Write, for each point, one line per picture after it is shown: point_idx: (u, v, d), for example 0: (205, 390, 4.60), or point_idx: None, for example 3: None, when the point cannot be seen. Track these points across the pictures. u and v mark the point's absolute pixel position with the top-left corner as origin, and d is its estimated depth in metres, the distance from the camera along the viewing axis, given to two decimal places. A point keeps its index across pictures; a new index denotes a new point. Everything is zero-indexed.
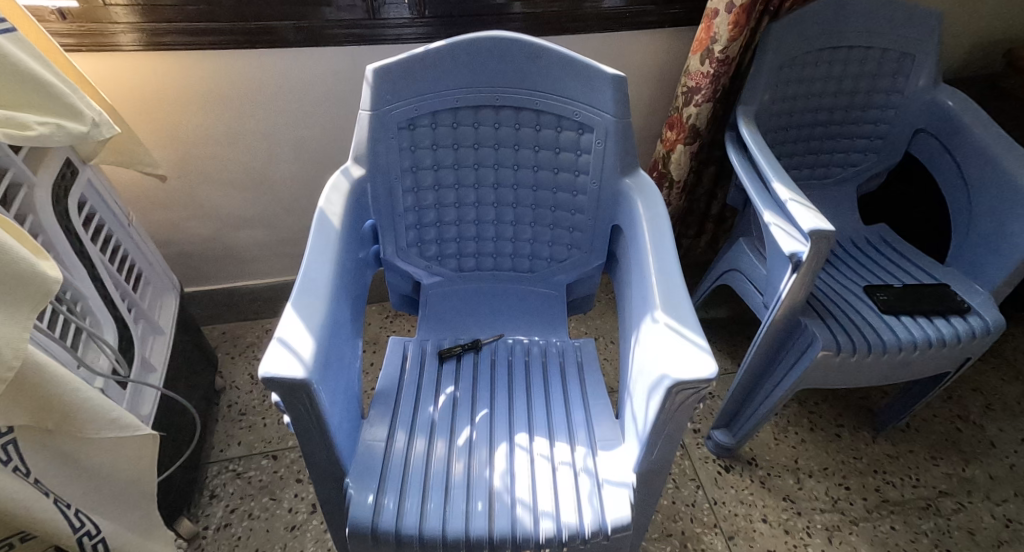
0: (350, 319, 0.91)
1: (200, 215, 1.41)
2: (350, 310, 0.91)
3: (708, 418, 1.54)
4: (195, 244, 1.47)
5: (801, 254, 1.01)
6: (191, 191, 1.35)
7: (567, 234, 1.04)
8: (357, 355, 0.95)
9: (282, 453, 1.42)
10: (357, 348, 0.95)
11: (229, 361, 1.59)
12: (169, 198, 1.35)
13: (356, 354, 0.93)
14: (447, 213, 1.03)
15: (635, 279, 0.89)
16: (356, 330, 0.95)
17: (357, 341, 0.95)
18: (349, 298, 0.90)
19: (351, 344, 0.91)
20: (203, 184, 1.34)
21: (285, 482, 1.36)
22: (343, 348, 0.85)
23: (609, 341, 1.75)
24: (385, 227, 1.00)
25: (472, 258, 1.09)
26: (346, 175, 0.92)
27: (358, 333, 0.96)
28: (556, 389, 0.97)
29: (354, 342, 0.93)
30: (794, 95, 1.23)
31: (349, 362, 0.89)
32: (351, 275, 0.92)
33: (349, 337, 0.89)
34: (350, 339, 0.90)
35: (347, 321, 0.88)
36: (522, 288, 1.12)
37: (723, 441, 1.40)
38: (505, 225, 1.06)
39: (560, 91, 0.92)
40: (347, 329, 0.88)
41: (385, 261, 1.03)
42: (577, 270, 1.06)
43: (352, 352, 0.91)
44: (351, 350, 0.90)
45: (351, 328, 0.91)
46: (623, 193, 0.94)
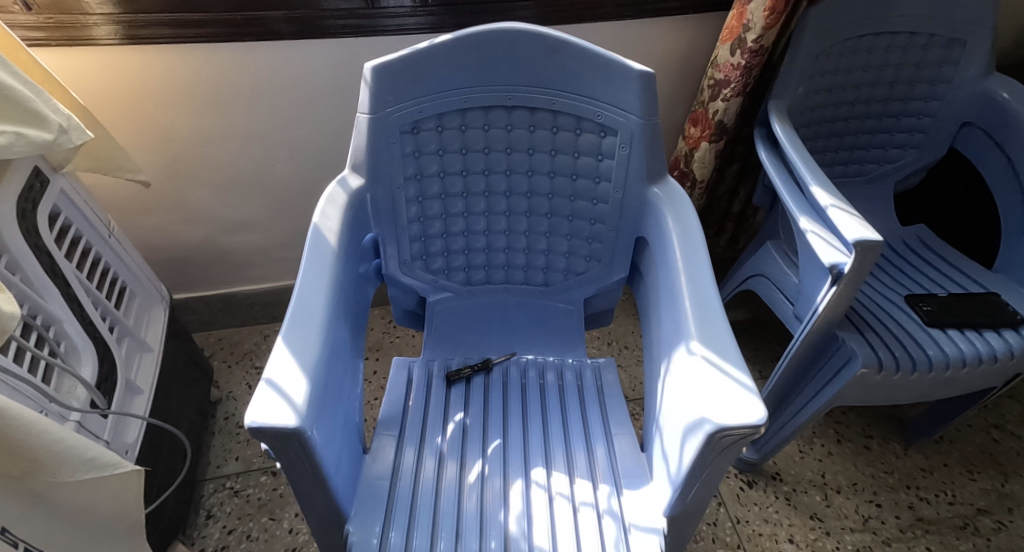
0: (350, 346, 0.83)
1: (191, 220, 1.32)
2: (350, 334, 0.83)
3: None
4: (187, 250, 1.39)
5: (842, 266, 0.92)
6: (180, 195, 1.26)
7: (585, 245, 0.95)
8: (358, 382, 0.87)
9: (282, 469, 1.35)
10: (358, 376, 0.87)
11: (226, 371, 1.51)
12: (157, 203, 1.26)
13: (357, 382, 0.85)
14: (455, 223, 0.94)
15: (663, 300, 0.81)
16: (357, 354, 0.87)
17: (358, 367, 0.87)
18: (349, 322, 0.82)
19: (352, 372, 0.83)
20: (193, 187, 1.25)
21: (285, 501, 1.29)
22: (342, 380, 0.77)
23: (624, 346, 1.67)
24: (387, 240, 0.91)
25: (481, 270, 1.01)
26: (343, 186, 0.83)
27: (359, 356, 0.89)
28: (574, 417, 0.90)
29: (355, 371, 0.85)
30: (831, 87, 1.12)
31: (350, 393, 0.81)
32: (351, 295, 0.83)
33: (348, 365, 0.81)
34: (350, 366, 0.82)
35: (346, 348, 0.80)
36: (536, 302, 1.04)
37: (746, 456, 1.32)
38: (517, 236, 0.97)
39: (579, 89, 0.82)
40: (347, 356, 0.80)
41: (388, 277, 0.95)
42: (596, 284, 0.98)
43: (353, 381, 0.83)
44: (351, 379, 0.82)
45: (351, 354, 0.83)
46: (649, 202, 0.85)
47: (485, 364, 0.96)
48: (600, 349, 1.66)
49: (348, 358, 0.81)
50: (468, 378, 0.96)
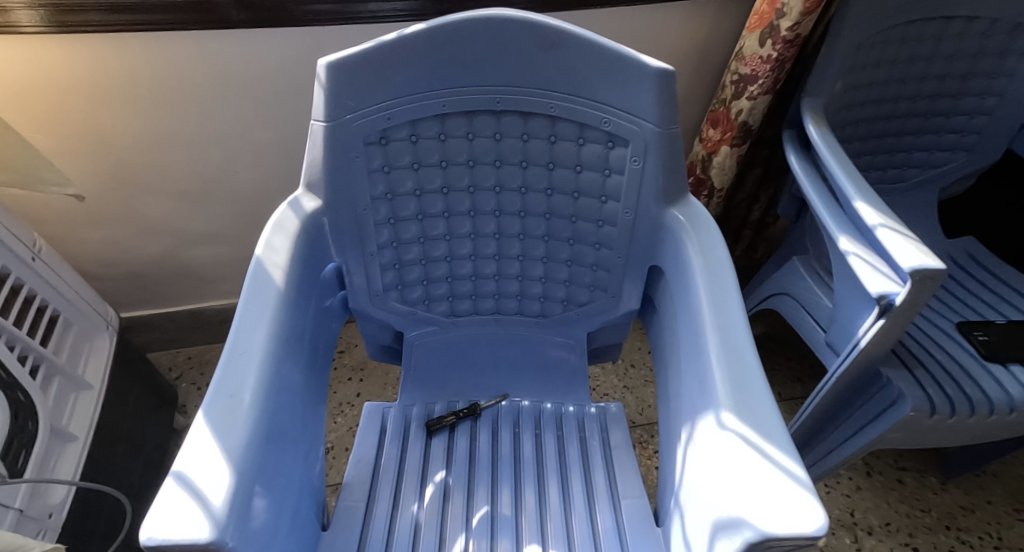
0: (306, 403, 0.69)
1: (145, 234, 1.17)
2: (306, 388, 0.69)
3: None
4: (145, 267, 1.24)
5: (894, 296, 0.77)
6: (131, 206, 1.11)
7: (588, 273, 0.81)
8: (319, 439, 0.74)
9: None
10: (319, 434, 0.73)
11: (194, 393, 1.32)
12: (104, 215, 1.11)
13: (316, 442, 0.72)
14: (435, 248, 0.80)
15: (684, 348, 0.66)
16: (317, 409, 0.73)
17: (318, 425, 0.73)
18: (305, 375, 0.68)
19: (309, 435, 0.69)
20: (145, 197, 1.11)
21: None
22: (292, 450, 0.63)
23: (629, 365, 1.53)
24: (354, 269, 0.77)
25: (467, 300, 0.86)
26: (296, 209, 0.68)
27: (321, 411, 0.75)
28: (575, 478, 0.76)
29: (313, 431, 0.71)
30: (873, 82, 0.97)
31: (306, 460, 0.67)
32: (307, 342, 0.69)
33: (303, 426, 0.67)
34: (306, 428, 0.68)
35: (299, 407, 0.66)
36: (531, 335, 0.90)
37: None
38: (508, 261, 0.82)
39: (582, 90, 0.67)
40: (300, 417, 0.66)
41: (356, 310, 0.81)
42: (600, 317, 0.84)
43: (310, 444, 0.69)
44: (308, 442, 0.69)
45: (308, 412, 0.69)
46: (666, 227, 0.71)
47: (471, 409, 0.83)
48: (604, 368, 1.52)
49: (304, 419, 0.67)
50: (449, 427, 0.82)
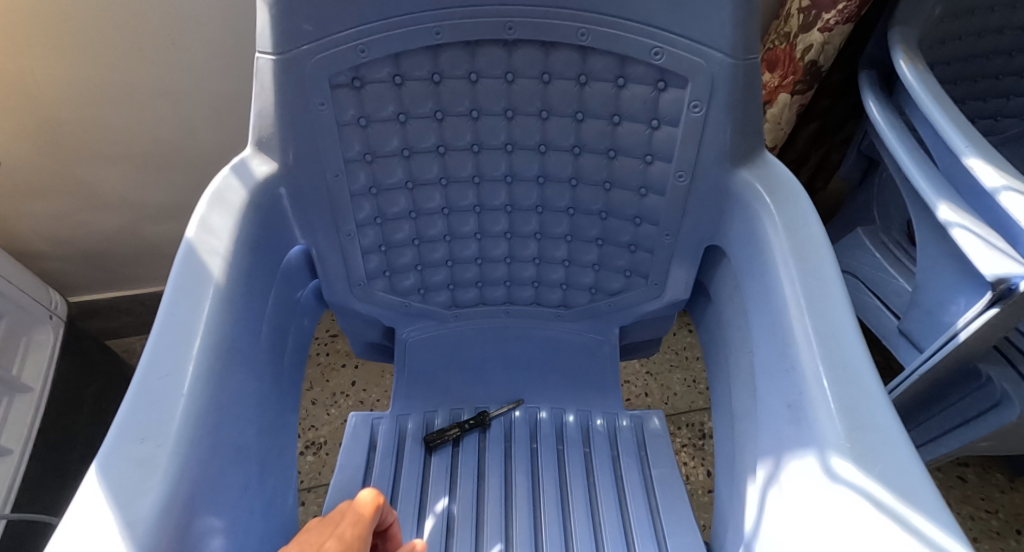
0: (267, 427, 0.54)
1: (98, 208, 1.01)
2: (266, 407, 0.54)
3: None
4: (102, 245, 1.07)
5: (1018, 280, 0.59)
6: (76, 176, 0.95)
7: (624, 255, 0.65)
8: (289, 466, 0.59)
9: None
10: (287, 461, 0.59)
11: None
12: (45, 186, 0.95)
13: (283, 472, 0.57)
14: (430, 225, 0.63)
15: (760, 356, 0.50)
16: (283, 429, 0.58)
17: (285, 450, 0.58)
18: (263, 392, 0.53)
19: (272, 469, 0.54)
20: (91, 164, 0.94)
21: None
22: (249, 495, 0.48)
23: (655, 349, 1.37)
24: (328, 253, 0.61)
25: (473, 287, 0.71)
26: (243, 176, 0.52)
27: (290, 432, 0.60)
28: (609, 508, 0.62)
29: (279, 461, 0.56)
30: (976, 9, 0.77)
31: (269, 500, 0.53)
32: (265, 349, 0.54)
33: (263, 457, 0.52)
34: (268, 461, 0.53)
35: (257, 435, 0.51)
36: (548, 330, 0.74)
37: None
38: (523, 239, 0.66)
39: (623, 8, 0.50)
40: (258, 446, 0.51)
41: (334, 303, 0.65)
42: (638, 308, 0.68)
43: (274, 477, 0.55)
44: (271, 478, 0.54)
45: (268, 438, 0.54)
46: (734, 196, 0.54)
47: (479, 419, 0.68)
48: None
49: (263, 450, 0.52)
50: (452, 443, 0.67)
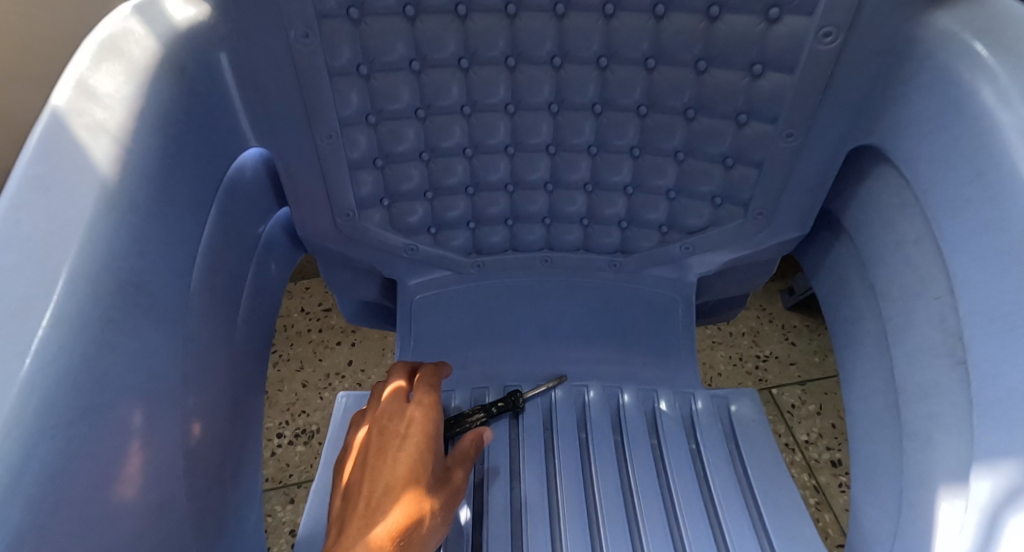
0: (211, 411, 0.36)
1: None
2: (210, 384, 0.36)
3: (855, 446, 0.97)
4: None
5: None
6: None
7: (712, 175, 0.47)
8: (252, 467, 0.42)
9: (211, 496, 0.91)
10: (249, 459, 0.42)
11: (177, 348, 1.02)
12: None
13: (241, 477, 0.40)
14: (446, 133, 0.46)
15: (979, 301, 0.31)
16: (241, 415, 0.41)
17: (244, 445, 0.41)
18: (205, 360, 0.36)
19: (222, 473, 0.37)
20: None
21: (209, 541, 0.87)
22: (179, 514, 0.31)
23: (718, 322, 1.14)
24: (303, 168, 0.44)
25: (501, 222, 0.54)
26: (148, 25, 0.33)
27: (252, 420, 0.43)
28: (697, 518, 0.46)
29: (235, 458, 0.39)
30: None
31: (216, 519, 0.36)
32: (207, 298, 0.36)
33: (206, 458, 0.35)
34: (216, 462, 0.36)
35: (192, 424, 0.34)
36: (600, 283, 0.57)
37: None
38: (573, 153, 0.49)
39: None
40: (193, 443, 0.34)
41: (318, 243, 0.49)
42: (725, 247, 0.51)
43: (226, 485, 0.38)
44: (221, 486, 0.37)
45: (214, 429, 0.36)
46: (916, 61, 0.35)
47: (510, 402, 0.51)
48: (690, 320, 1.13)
49: (208, 448, 0.35)
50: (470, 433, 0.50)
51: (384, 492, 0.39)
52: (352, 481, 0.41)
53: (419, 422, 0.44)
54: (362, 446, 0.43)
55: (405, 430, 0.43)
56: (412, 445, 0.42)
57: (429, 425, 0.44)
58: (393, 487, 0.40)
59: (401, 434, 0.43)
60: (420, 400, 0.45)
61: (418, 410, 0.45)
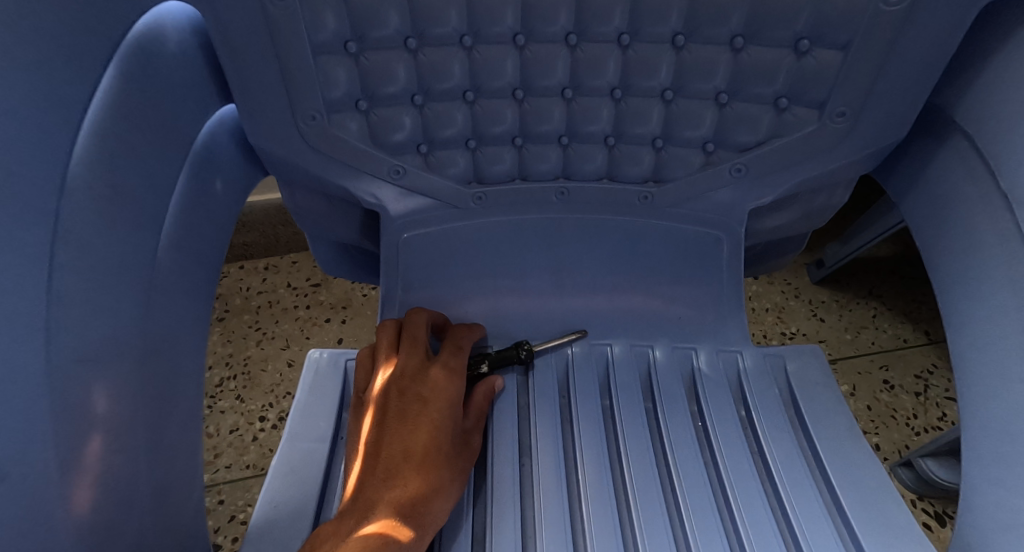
0: (121, 354, 0.27)
1: None
2: (115, 318, 0.26)
3: (899, 429, 0.78)
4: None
5: None
6: None
7: (776, 72, 0.37)
8: (195, 436, 0.33)
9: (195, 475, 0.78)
10: (190, 426, 0.32)
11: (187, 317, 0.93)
12: None
13: (177, 446, 0.31)
14: (438, 14, 0.35)
15: None
16: (176, 366, 0.31)
17: (182, 405, 0.32)
18: (106, 284, 0.26)
19: (149, 436, 0.28)
20: None
21: None
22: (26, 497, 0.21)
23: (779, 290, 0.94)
24: (250, 52, 0.33)
25: (506, 145, 0.44)
26: None
27: (194, 376, 0.33)
28: (757, 504, 0.36)
29: (167, 420, 0.30)
30: None
31: (136, 498, 0.26)
32: (108, 200, 0.26)
33: (115, 415, 0.26)
34: (136, 423, 0.27)
35: (78, 368, 0.24)
36: (629, 219, 0.47)
37: (931, 475, 0.69)
38: (600, 46, 0.38)
39: None
40: (85, 392, 0.24)
41: (280, 161, 0.39)
42: (789, 170, 0.41)
43: (157, 453, 0.29)
44: (149, 451, 0.28)
45: (129, 378, 0.27)
46: None
47: (518, 352, 0.41)
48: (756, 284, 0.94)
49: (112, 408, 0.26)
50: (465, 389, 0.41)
51: (401, 462, 0.34)
52: (364, 443, 0.36)
53: (442, 386, 0.37)
54: (377, 403, 0.37)
55: (427, 394, 0.37)
56: (434, 413, 0.36)
57: (456, 392, 0.38)
58: (410, 459, 0.35)
59: (423, 398, 0.37)
60: (444, 360, 0.39)
61: (447, 374, 0.38)
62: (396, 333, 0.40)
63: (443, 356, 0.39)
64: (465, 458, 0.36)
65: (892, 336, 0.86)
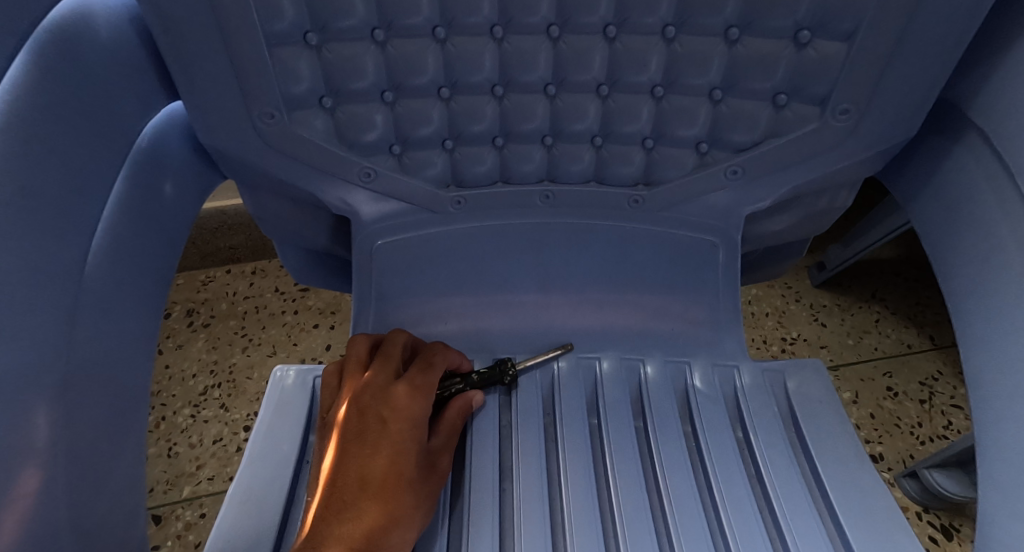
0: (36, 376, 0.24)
1: None
2: (30, 338, 0.23)
3: (903, 438, 0.75)
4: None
5: None
6: None
7: (771, 68, 0.34)
8: (138, 463, 0.30)
9: (175, 487, 0.73)
10: (132, 453, 0.29)
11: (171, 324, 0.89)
12: None
13: (112, 476, 0.28)
14: (407, 1, 0.32)
15: None
16: (113, 387, 0.28)
17: (122, 430, 0.29)
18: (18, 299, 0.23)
19: (76, 468, 0.25)
20: None
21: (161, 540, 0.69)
22: None
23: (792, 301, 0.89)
24: (198, 44, 0.30)
25: (486, 145, 0.41)
26: None
27: (137, 399, 0.30)
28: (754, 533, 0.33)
29: (100, 446, 0.27)
30: None
31: (56, 537, 0.23)
32: (19, 205, 0.23)
33: (22, 448, 0.22)
34: (55, 456, 0.24)
35: None
36: (619, 224, 0.44)
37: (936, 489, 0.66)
38: (584, 37, 0.35)
39: None
40: None
41: (238, 163, 0.36)
42: (786, 172, 0.38)
43: (85, 486, 0.26)
44: (73, 485, 0.25)
45: (47, 404, 0.24)
46: None
47: (501, 375, 0.39)
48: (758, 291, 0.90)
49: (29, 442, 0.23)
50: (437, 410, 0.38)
51: (356, 491, 0.31)
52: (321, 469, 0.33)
53: (408, 406, 0.34)
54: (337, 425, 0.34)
55: (390, 414, 0.33)
56: (396, 435, 0.33)
57: (422, 413, 0.34)
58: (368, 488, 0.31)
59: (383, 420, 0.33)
60: (413, 377, 0.35)
61: (413, 393, 0.34)
62: (366, 350, 0.37)
63: (411, 372, 0.35)
64: (429, 484, 0.33)
65: (895, 340, 0.83)
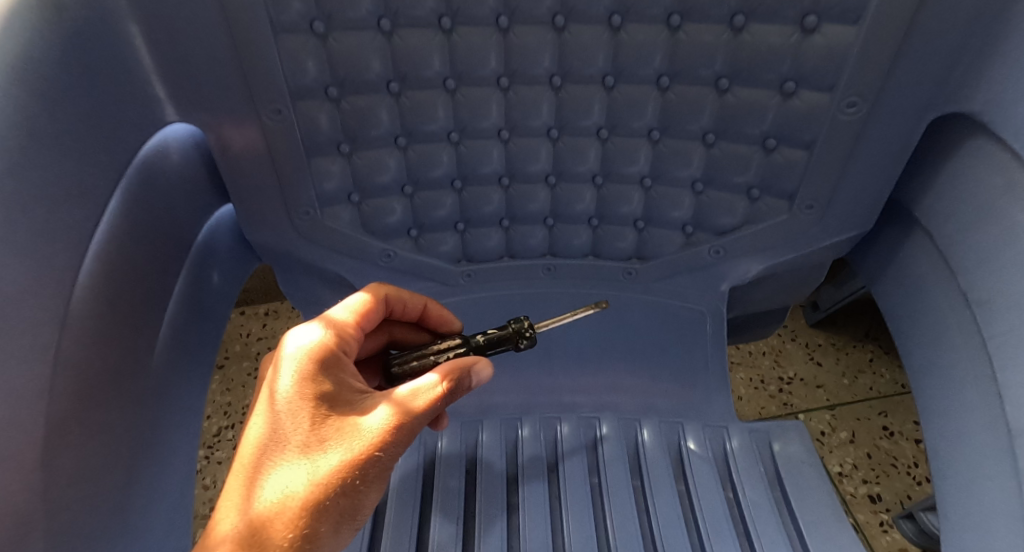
0: (115, 456, 0.27)
1: None
2: (113, 426, 0.27)
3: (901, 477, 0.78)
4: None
5: None
6: None
7: (743, 169, 0.39)
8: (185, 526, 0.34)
9: None
10: (181, 518, 0.33)
11: None
12: None
13: (165, 540, 0.31)
14: (427, 114, 0.37)
15: None
16: (168, 459, 0.32)
17: (175, 499, 0.33)
18: (105, 396, 0.27)
19: (141, 534, 0.29)
20: None
21: None
22: None
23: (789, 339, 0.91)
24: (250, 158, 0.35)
25: (495, 224, 0.45)
26: None
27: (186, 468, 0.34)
28: None
29: (157, 513, 0.31)
30: None
31: None
32: (110, 315, 0.28)
33: (106, 522, 0.26)
34: (126, 526, 0.28)
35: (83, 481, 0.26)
36: (613, 295, 0.48)
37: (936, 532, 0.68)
38: (579, 137, 0.40)
39: None
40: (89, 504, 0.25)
41: (276, 248, 0.41)
42: (761, 253, 0.43)
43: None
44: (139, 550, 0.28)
45: (123, 482, 0.28)
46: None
47: (517, 336, 0.37)
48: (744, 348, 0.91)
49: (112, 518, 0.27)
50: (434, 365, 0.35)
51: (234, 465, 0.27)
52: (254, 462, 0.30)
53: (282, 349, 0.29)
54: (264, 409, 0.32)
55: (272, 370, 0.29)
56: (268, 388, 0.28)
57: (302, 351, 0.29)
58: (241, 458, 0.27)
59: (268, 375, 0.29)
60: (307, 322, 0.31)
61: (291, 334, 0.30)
62: None
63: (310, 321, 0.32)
64: (329, 440, 0.26)
65: (890, 381, 0.86)
